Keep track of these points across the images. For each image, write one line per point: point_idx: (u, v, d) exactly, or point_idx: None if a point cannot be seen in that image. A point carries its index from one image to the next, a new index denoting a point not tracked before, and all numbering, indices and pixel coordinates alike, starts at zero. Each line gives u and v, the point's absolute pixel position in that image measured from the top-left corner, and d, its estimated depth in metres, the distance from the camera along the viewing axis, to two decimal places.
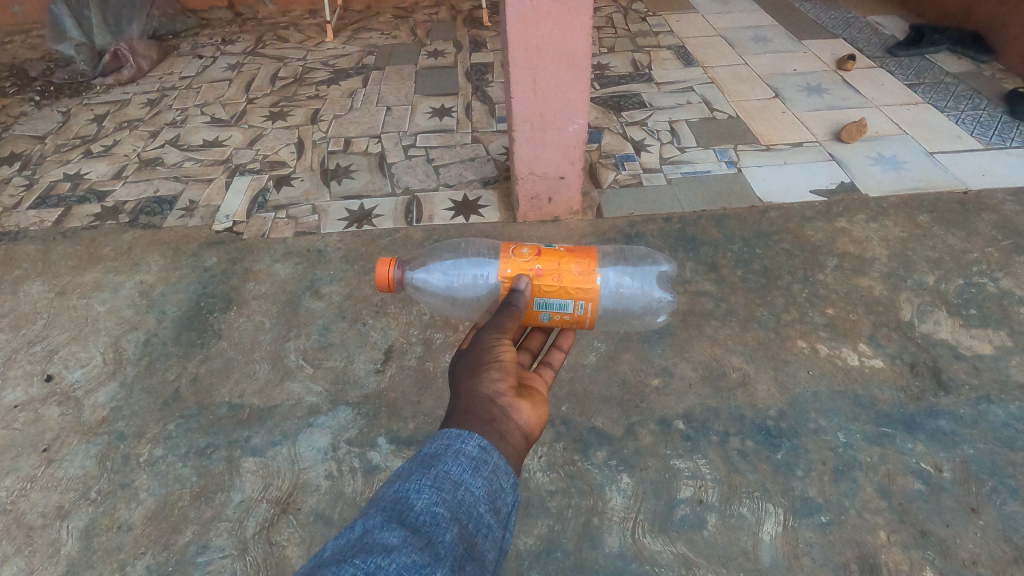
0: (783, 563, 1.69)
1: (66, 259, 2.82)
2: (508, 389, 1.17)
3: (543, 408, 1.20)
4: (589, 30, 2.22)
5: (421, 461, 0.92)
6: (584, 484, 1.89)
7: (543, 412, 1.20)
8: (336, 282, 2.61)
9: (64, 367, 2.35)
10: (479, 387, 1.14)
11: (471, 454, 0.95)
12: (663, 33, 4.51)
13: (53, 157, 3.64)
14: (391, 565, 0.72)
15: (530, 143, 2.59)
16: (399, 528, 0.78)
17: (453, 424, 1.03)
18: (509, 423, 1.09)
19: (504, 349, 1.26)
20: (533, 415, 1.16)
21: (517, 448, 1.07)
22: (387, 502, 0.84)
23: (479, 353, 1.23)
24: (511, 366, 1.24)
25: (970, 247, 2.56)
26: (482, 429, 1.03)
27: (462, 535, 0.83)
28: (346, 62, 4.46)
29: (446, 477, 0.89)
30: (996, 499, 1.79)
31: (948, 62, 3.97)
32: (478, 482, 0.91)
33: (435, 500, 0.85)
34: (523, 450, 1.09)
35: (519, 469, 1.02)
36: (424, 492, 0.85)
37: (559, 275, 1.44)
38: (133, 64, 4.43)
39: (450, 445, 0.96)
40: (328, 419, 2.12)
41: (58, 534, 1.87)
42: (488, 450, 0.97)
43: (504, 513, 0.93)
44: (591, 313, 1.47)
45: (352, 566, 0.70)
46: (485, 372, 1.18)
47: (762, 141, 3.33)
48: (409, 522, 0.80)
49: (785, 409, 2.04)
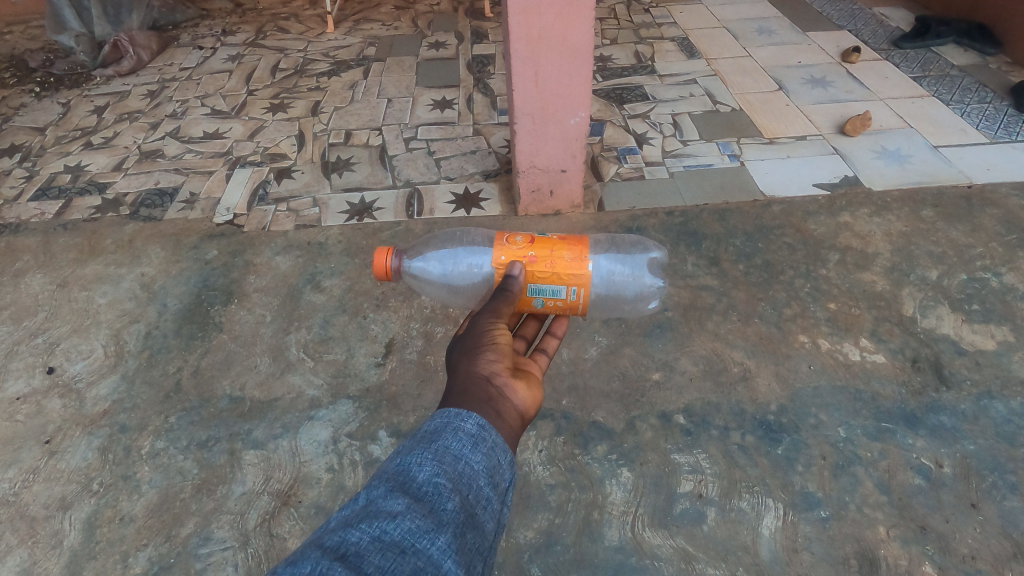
0: (783, 557, 1.69)
1: (67, 251, 2.82)
2: (504, 370, 1.17)
3: (538, 389, 1.20)
4: (592, 21, 2.20)
5: (421, 437, 0.92)
6: (584, 478, 1.89)
7: (538, 393, 1.20)
8: (336, 276, 2.61)
9: (66, 360, 2.35)
10: (476, 367, 1.14)
11: (470, 430, 0.95)
12: (666, 25, 4.48)
13: (53, 148, 3.63)
14: (396, 529, 0.75)
15: (531, 136, 2.58)
16: (402, 496, 0.80)
17: (452, 403, 1.03)
18: (506, 402, 1.09)
19: (500, 332, 1.26)
20: (528, 395, 1.16)
21: (513, 427, 1.06)
22: (390, 473, 0.85)
23: (475, 337, 1.23)
24: (506, 348, 1.24)
25: (974, 242, 2.55)
26: (479, 408, 1.03)
27: (463, 505, 0.84)
28: (346, 53, 4.43)
29: (446, 451, 0.89)
30: (996, 495, 1.79)
31: (953, 55, 3.93)
32: (478, 456, 0.91)
33: (437, 471, 0.85)
34: (519, 430, 1.09)
35: (515, 447, 1.02)
36: (426, 464, 0.86)
37: (552, 261, 1.44)
38: (133, 55, 4.41)
39: (449, 422, 0.95)
40: (329, 413, 2.12)
41: (61, 526, 1.88)
42: (487, 427, 0.97)
43: (503, 487, 0.93)
44: (583, 299, 1.47)
45: (357, 531, 0.73)
46: (481, 354, 1.18)
47: (766, 135, 3.30)
48: (412, 491, 0.81)
49: (785, 404, 2.03)
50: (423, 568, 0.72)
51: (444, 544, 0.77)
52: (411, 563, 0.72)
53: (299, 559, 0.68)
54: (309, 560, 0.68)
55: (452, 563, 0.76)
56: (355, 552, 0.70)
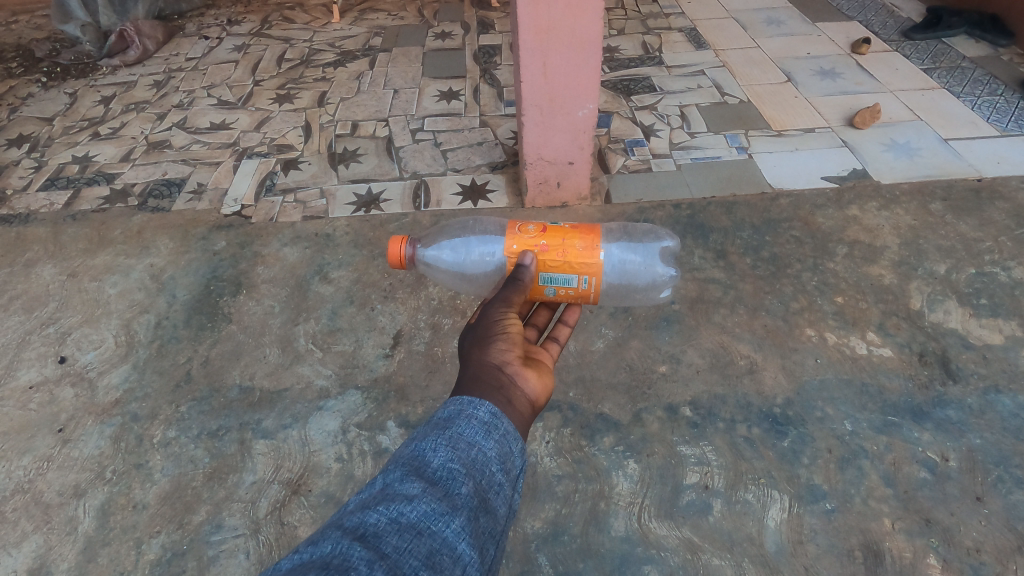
0: (787, 548, 1.71)
1: (77, 242, 2.84)
2: (515, 359, 1.18)
3: (548, 378, 1.22)
4: (601, 13, 2.19)
5: (435, 424, 0.93)
6: (591, 469, 1.91)
7: (548, 382, 1.21)
8: (345, 267, 2.62)
9: (77, 350, 2.38)
10: (487, 356, 1.15)
11: (482, 418, 0.96)
12: (674, 15, 4.44)
13: (61, 139, 3.64)
14: (412, 511, 0.76)
15: (540, 127, 2.57)
16: (417, 481, 0.81)
17: (464, 391, 1.04)
18: (516, 390, 1.11)
19: (511, 322, 1.27)
20: (539, 384, 1.17)
21: (523, 415, 1.08)
22: (406, 458, 0.86)
23: (487, 326, 1.25)
24: (517, 337, 1.25)
25: (983, 236, 2.54)
26: (491, 395, 1.04)
27: (477, 490, 0.85)
28: (352, 43, 4.42)
29: (460, 438, 0.90)
30: (1001, 488, 1.80)
31: (964, 46, 3.89)
32: (490, 443, 0.92)
33: (451, 457, 0.86)
34: (529, 417, 1.10)
35: (525, 435, 1.03)
36: (440, 450, 0.87)
37: (563, 250, 1.44)
38: (139, 45, 4.42)
39: (462, 411, 0.96)
40: (338, 403, 2.14)
41: (75, 513, 1.91)
42: (499, 415, 0.98)
43: (514, 474, 0.94)
44: (595, 287, 1.47)
45: (376, 512, 0.75)
46: (492, 343, 1.20)
47: (774, 126, 3.29)
48: (428, 475, 0.83)
49: (792, 397, 2.04)
50: (438, 550, 0.74)
51: (459, 527, 0.78)
52: (427, 544, 0.74)
53: (320, 539, 0.71)
54: (329, 539, 0.70)
55: (466, 546, 0.77)
56: (374, 533, 0.72)
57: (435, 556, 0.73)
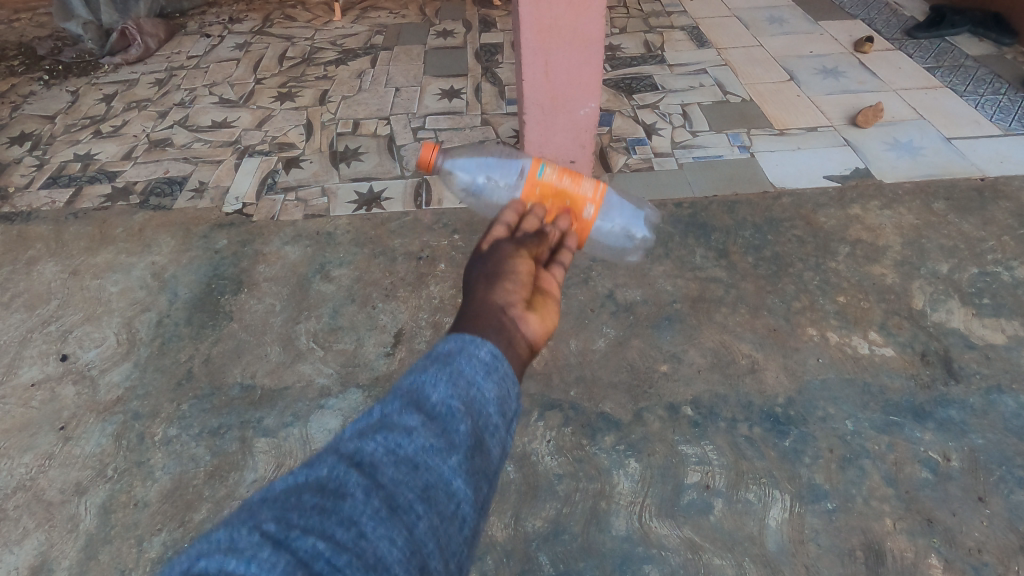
0: (788, 548, 1.71)
1: (79, 240, 2.84)
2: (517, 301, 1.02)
3: (553, 321, 1.06)
4: (602, 11, 2.19)
5: (433, 356, 0.81)
6: (592, 469, 1.90)
7: (553, 324, 1.06)
8: (346, 265, 2.62)
9: (79, 348, 2.38)
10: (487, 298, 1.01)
11: (482, 358, 0.82)
12: (677, 14, 4.42)
13: (63, 137, 3.65)
14: (409, 445, 0.71)
15: (541, 126, 2.57)
16: (414, 412, 0.74)
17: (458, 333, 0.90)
18: (517, 332, 0.96)
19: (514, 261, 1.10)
20: (541, 328, 1.02)
21: (524, 358, 0.93)
22: (403, 384, 0.78)
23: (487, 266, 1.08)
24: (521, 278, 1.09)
25: (986, 236, 2.53)
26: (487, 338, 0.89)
27: (476, 429, 0.75)
28: (354, 41, 4.42)
29: (460, 375, 0.78)
30: (1003, 489, 1.80)
31: (968, 45, 3.88)
32: (490, 385, 0.79)
33: (450, 392, 0.76)
34: (530, 360, 0.96)
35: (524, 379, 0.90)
36: (440, 383, 0.77)
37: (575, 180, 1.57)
38: (141, 43, 4.42)
39: (460, 348, 0.83)
40: (339, 402, 2.14)
41: (77, 510, 1.91)
42: (499, 357, 0.84)
43: (516, 414, 0.81)
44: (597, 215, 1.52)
45: (372, 441, 0.71)
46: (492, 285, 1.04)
47: (776, 125, 3.28)
48: (425, 409, 0.74)
49: (793, 396, 2.04)
50: (434, 486, 0.69)
51: (456, 467, 0.71)
52: (423, 480, 0.69)
53: (316, 462, 0.69)
54: (324, 463, 0.69)
55: (464, 484, 0.71)
56: (369, 463, 0.69)
57: (430, 492, 0.69)
